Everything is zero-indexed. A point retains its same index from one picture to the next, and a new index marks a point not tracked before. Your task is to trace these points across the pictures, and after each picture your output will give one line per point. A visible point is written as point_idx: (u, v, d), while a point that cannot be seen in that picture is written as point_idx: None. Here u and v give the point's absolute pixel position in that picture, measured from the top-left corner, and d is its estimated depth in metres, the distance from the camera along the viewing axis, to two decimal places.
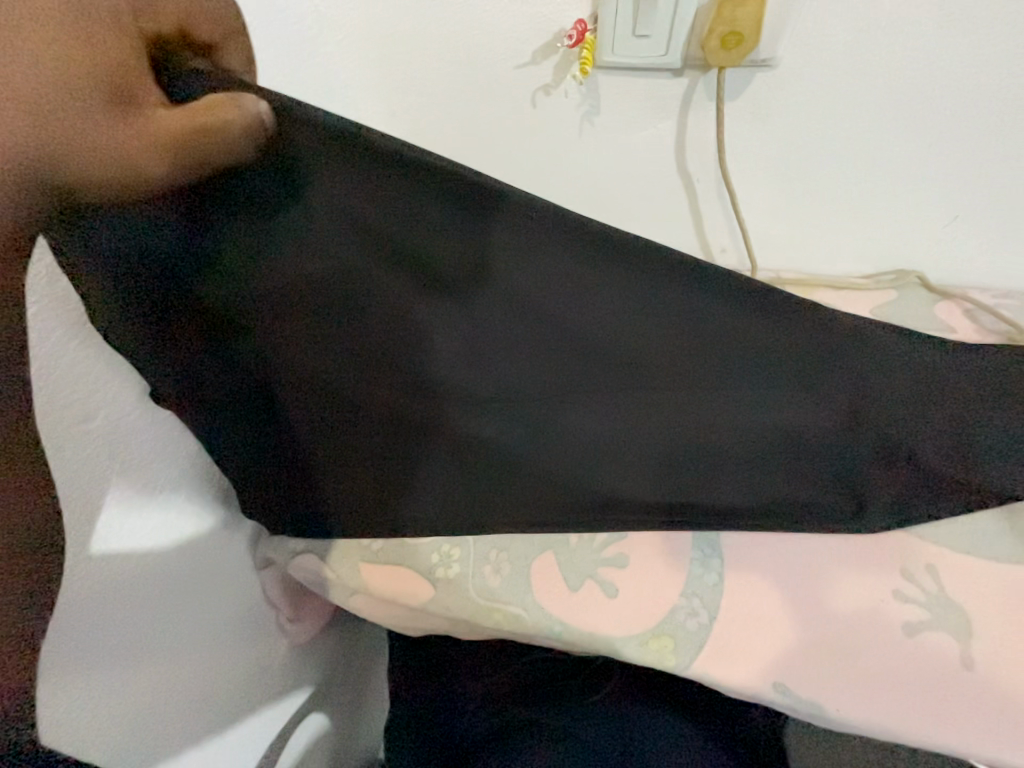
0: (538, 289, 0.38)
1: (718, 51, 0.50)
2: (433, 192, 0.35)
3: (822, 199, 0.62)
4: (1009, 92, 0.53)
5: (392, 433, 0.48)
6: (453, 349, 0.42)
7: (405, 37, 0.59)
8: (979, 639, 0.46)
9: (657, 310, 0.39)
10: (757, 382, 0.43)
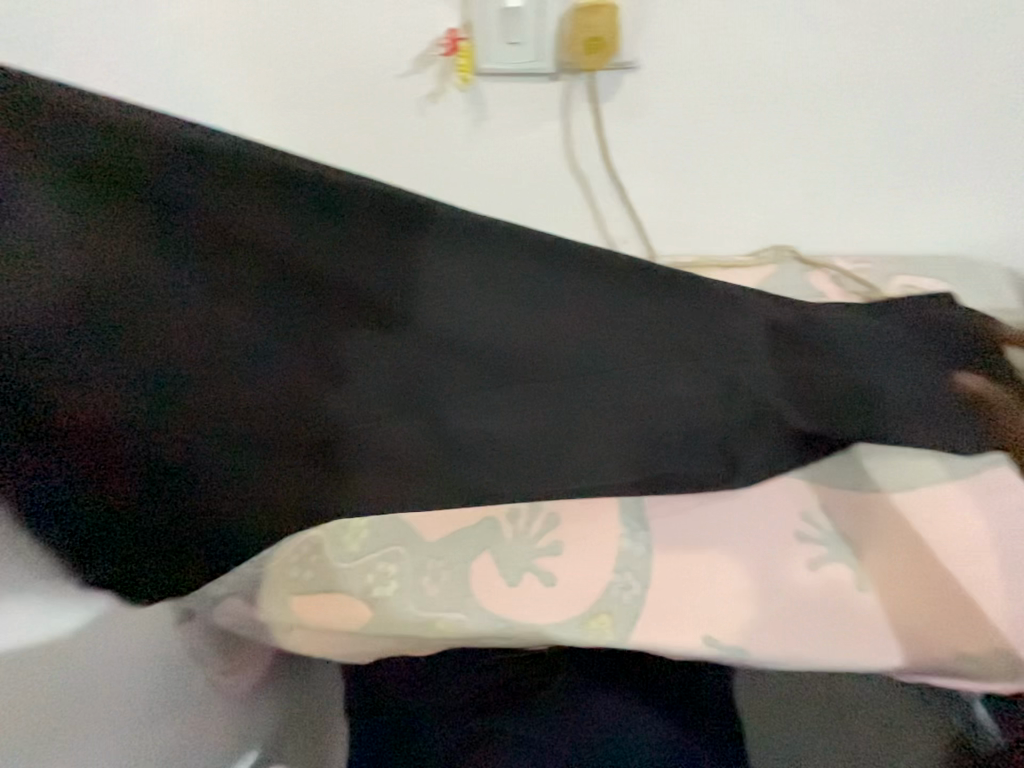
0: (433, 300, 0.39)
1: (584, 56, 0.53)
2: (318, 214, 0.36)
3: (699, 187, 0.67)
4: (840, 82, 0.59)
5: (284, 463, 0.44)
6: (335, 357, 0.41)
7: (284, 53, 0.62)
8: (870, 565, 0.52)
9: (548, 310, 0.40)
10: (660, 373, 0.44)
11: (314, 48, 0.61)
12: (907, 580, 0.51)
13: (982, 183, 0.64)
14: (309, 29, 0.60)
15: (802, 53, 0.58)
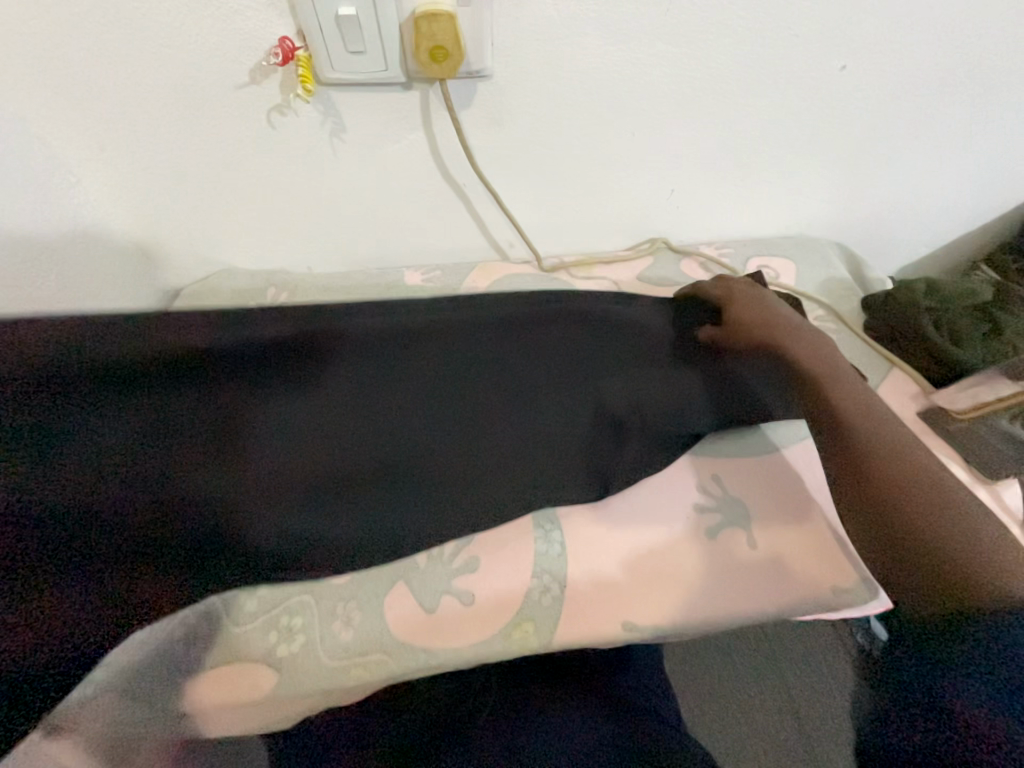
0: (348, 391, 0.57)
1: (431, 64, 0.52)
2: (263, 342, 0.56)
3: (572, 190, 0.70)
4: (691, 84, 0.60)
5: (213, 552, 0.48)
6: (274, 456, 0.52)
7: (91, 68, 0.53)
8: (759, 523, 0.57)
9: (431, 388, 0.58)
10: (504, 410, 0.58)
11: (129, 61, 0.53)
12: (789, 531, 0.56)
13: (822, 167, 0.70)
14: (117, 39, 0.51)
15: (652, 56, 0.57)
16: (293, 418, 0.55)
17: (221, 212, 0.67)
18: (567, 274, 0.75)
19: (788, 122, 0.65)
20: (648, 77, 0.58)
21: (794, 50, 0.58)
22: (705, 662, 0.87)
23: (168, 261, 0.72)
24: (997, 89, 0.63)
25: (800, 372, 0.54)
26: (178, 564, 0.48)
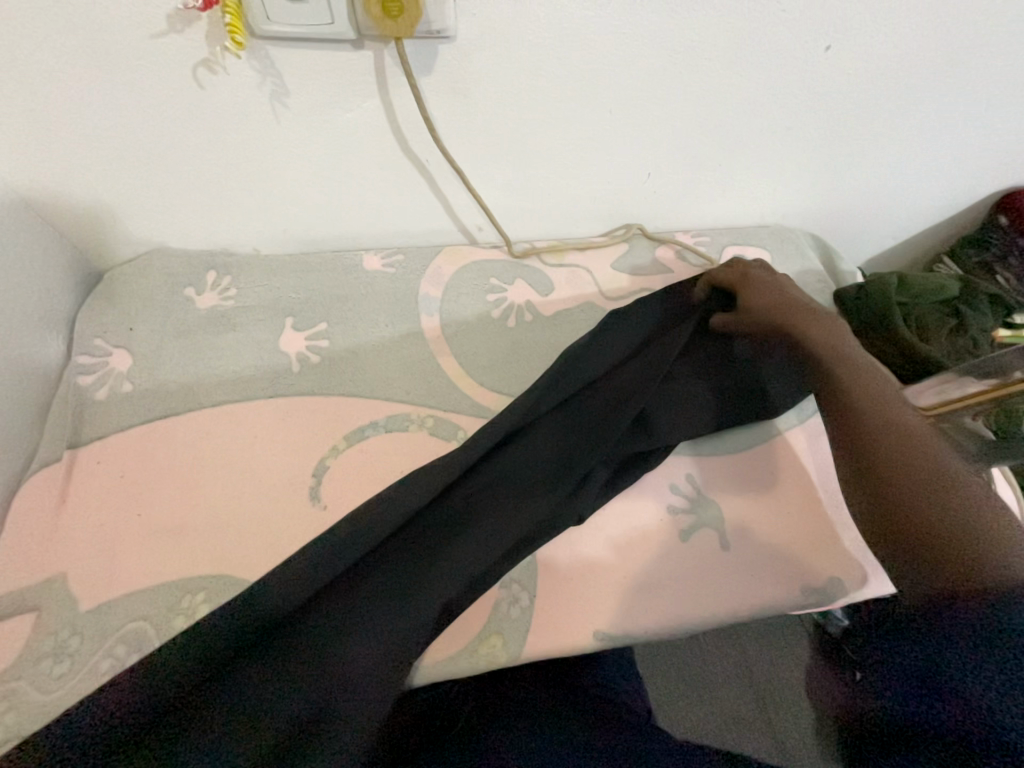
0: (471, 520, 0.51)
1: (384, 19, 0.46)
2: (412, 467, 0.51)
3: (544, 172, 0.65)
4: (674, 58, 0.55)
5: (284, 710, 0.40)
6: (372, 607, 0.45)
7: None
8: (731, 524, 0.56)
9: (512, 454, 0.54)
10: (543, 451, 0.55)
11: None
12: (760, 531, 0.56)
13: (802, 153, 0.68)
14: None
15: (632, 26, 0.52)
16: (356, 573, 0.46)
17: (148, 183, 0.59)
18: (539, 261, 0.71)
19: (772, 104, 0.61)
20: (627, 47, 0.54)
21: (782, 24, 0.54)
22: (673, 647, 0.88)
23: (88, 238, 0.63)
24: (978, 77, 0.62)
25: (807, 349, 0.54)
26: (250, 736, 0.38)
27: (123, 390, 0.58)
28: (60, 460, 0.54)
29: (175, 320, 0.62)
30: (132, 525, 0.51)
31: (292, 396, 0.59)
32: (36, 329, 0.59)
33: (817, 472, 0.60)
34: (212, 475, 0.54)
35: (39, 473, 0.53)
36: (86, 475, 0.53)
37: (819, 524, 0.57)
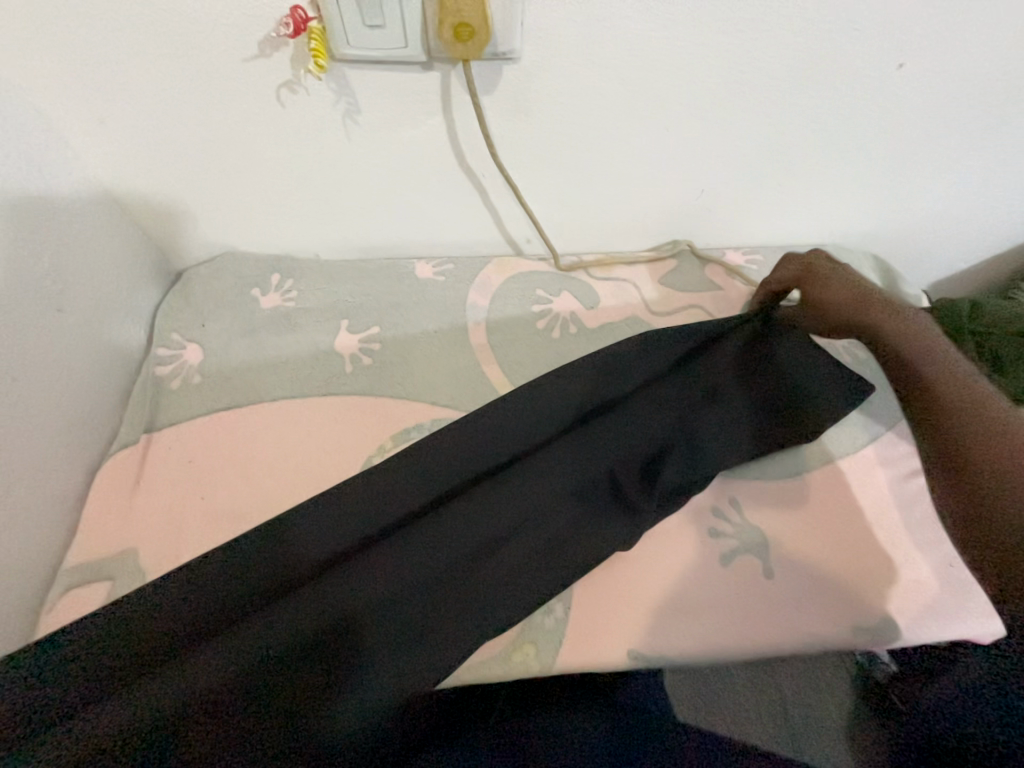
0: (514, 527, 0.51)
1: (455, 43, 0.48)
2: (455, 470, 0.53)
3: (596, 188, 0.66)
4: (736, 78, 0.55)
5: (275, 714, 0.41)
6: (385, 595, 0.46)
7: (91, 34, 0.49)
8: (777, 553, 0.54)
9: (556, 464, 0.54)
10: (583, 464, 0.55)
11: (131, 27, 0.49)
12: (807, 563, 0.54)
13: (867, 173, 0.66)
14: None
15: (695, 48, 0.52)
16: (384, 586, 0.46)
17: (227, 191, 0.64)
18: (586, 275, 0.72)
19: (839, 121, 0.60)
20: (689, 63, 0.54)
21: (853, 41, 0.53)
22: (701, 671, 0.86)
23: (170, 239, 0.69)
24: None
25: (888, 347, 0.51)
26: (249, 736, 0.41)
27: (193, 381, 0.62)
28: (135, 443, 0.59)
29: (241, 319, 0.67)
30: (196, 505, 0.55)
31: (345, 396, 0.62)
32: (122, 322, 0.64)
33: (872, 505, 0.57)
34: (268, 465, 0.57)
35: (119, 453, 0.58)
36: (158, 457, 0.58)
37: (879, 559, 0.54)
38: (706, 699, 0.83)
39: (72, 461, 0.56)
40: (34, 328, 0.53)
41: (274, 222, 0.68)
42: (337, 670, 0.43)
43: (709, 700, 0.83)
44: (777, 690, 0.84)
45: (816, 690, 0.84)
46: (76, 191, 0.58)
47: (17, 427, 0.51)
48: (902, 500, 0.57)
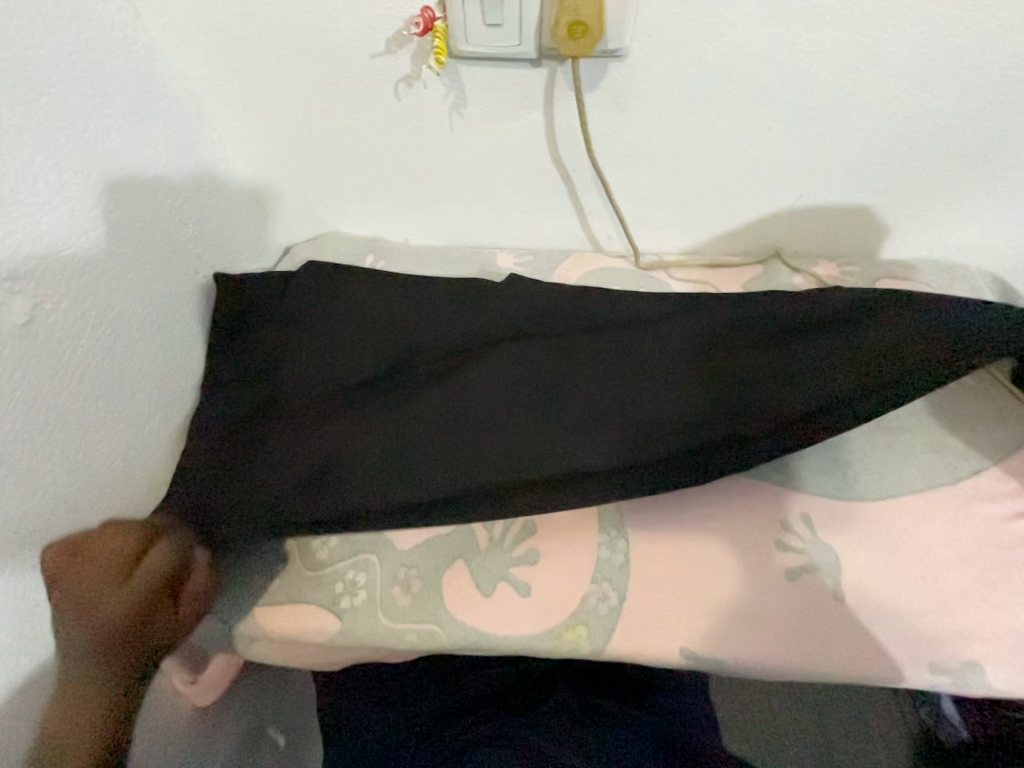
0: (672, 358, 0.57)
1: (567, 41, 0.50)
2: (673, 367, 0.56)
3: (687, 186, 0.66)
4: (843, 67, 0.55)
5: (323, 380, 0.60)
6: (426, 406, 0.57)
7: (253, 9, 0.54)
8: (850, 578, 0.51)
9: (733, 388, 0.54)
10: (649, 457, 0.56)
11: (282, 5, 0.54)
12: (882, 594, 0.51)
13: (985, 179, 0.63)
14: None
15: (815, 33, 0.52)
16: (475, 365, 0.59)
17: (332, 175, 0.69)
18: (666, 276, 0.71)
19: (950, 127, 0.59)
20: (809, 51, 0.54)
21: (980, 32, 0.52)
22: (747, 685, 0.86)
23: (281, 217, 0.74)
24: None
25: None
26: (197, 481, 0.56)
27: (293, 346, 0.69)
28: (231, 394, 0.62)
29: None
30: None
31: None
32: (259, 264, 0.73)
33: (964, 541, 0.53)
34: None
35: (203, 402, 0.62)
36: (255, 406, 0.60)
37: (970, 600, 0.50)
38: (746, 713, 0.84)
39: (151, 414, 0.57)
40: (147, 295, 0.57)
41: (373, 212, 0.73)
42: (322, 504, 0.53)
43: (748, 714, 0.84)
44: (822, 719, 0.83)
45: (864, 724, 0.82)
46: (214, 168, 0.64)
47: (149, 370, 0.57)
48: (1003, 540, 0.53)
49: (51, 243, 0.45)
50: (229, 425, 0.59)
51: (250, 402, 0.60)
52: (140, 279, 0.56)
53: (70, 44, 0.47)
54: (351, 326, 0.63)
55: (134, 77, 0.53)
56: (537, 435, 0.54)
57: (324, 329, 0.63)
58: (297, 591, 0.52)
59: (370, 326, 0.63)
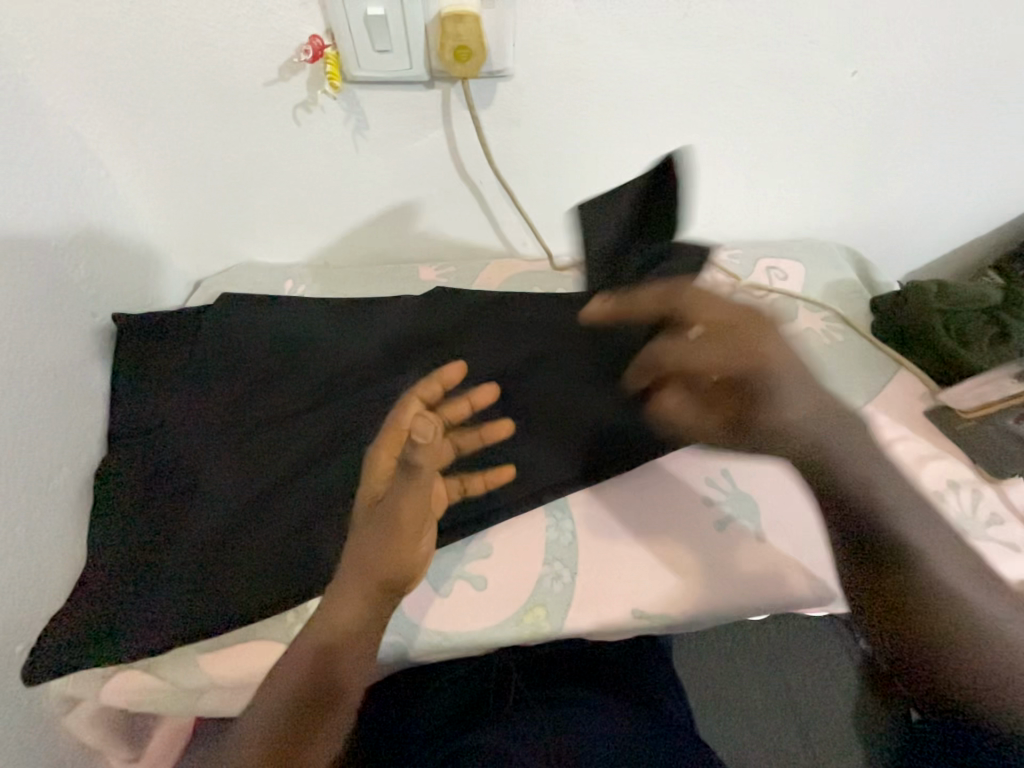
0: (594, 371, 0.62)
1: (454, 64, 0.54)
2: (590, 376, 0.62)
3: (585, 190, 0.72)
4: (697, 80, 0.63)
5: (256, 442, 0.56)
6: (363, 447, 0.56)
7: (131, 43, 0.53)
8: (768, 518, 0.57)
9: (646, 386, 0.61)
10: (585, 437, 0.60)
11: (164, 38, 0.53)
12: (796, 529, 0.57)
13: (828, 169, 0.74)
14: (164, 14, 0.52)
15: (669, 51, 0.60)
16: (409, 398, 0.60)
17: (239, 204, 0.67)
18: (579, 273, 0.76)
19: (790, 125, 0.69)
20: (669, 67, 0.62)
21: (803, 47, 0.62)
22: (707, 646, 0.92)
23: (186, 252, 0.71)
24: (982, 100, 0.68)
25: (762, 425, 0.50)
26: (111, 571, 0.50)
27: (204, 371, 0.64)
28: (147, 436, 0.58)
29: None
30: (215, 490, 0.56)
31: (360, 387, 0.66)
32: (163, 297, 0.70)
33: None
34: None
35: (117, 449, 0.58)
36: (175, 444, 0.57)
37: None
38: (709, 672, 0.90)
39: (53, 471, 0.53)
40: (36, 343, 0.52)
41: (287, 236, 0.72)
42: (263, 574, 0.50)
43: (711, 672, 0.90)
44: (773, 662, 0.91)
45: (810, 658, 0.91)
46: (105, 206, 0.61)
47: (46, 421, 0.53)
48: None
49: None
50: (149, 504, 0.53)
51: (172, 477, 0.55)
52: (23, 326, 0.51)
53: None
54: (274, 353, 0.62)
55: (1, 117, 0.50)
56: (485, 466, 0.56)
57: (252, 389, 0.60)
58: (245, 629, 0.49)
59: (294, 351, 0.63)
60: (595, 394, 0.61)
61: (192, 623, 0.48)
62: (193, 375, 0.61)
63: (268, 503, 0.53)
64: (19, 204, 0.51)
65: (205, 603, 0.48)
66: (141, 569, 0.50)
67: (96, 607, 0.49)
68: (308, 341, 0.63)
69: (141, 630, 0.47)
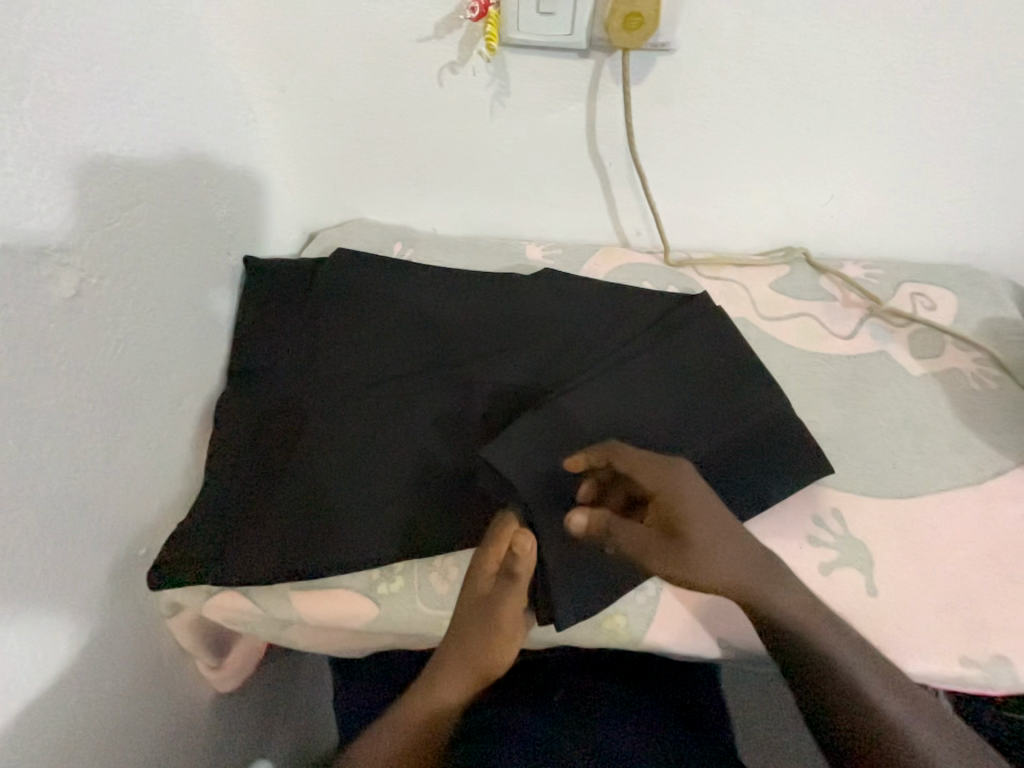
0: (707, 380, 0.58)
1: (621, 32, 0.51)
2: (702, 384, 0.58)
3: (719, 184, 0.66)
4: (883, 70, 0.55)
5: (358, 401, 0.57)
6: (462, 420, 0.56)
7: None
8: (881, 572, 0.52)
9: (765, 405, 0.56)
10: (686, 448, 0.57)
11: None
12: (913, 590, 0.51)
13: (1011, 188, 0.64)
14: None
15: (861, 33, 0.53)
16: (512, 379, 0.59)
17: (366, 161, 0.68)
18: (694, 272, 0.71)
19: (982, 133, 0.60)
20: (854, 53, 0.54)
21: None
22: (756, 683, 0.87)
23: (310, 204, 0.73)
24: None
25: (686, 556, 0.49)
26: (224, 498, 0.54)
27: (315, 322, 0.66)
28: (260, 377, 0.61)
29: None
30: None
31: None
32: (281, 245, 0.72)
33: (991, 540, 0.54)
34: None
35: (233, 385, 0.61)
36: (286, 390, 0.59)
37: (997, 596, 0.51)
38: (754, 708, 0.85)
39: (183, 396, 0.57)
40: (184, 274, 0.56)
41: (402, 199, 0.72)
42: (359, 527, 0.52)
43: (758, 710, 0.85)
44: None
45: None
46: (249, 151, 0.63)
47: (183, 349, 0.57)
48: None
49: (98, 212, 0.45)
50: (261, 443, 0.57)
51: (282, 419, 0.58)
52: (176, 256, 0.55)
53: (123, 15, 0.46)
54: (381, 315, 0.63)
55: (181, 55, 0.53)
56: None
57: (355, 347, 0.61)
58: (334, 576, 0.51)
59: (400, 315, 0.63)
60: (705, 403, 0.57)
61: (292, 560, 0.50)
62: (306, 326, 0.63)
63: (369, 461, 0.54)
64: (185, 140, 0.54)
65: (307, 545, 0.51)
66: (252, 500, 0.54)
67: (209, 529, 0.53)
68: (414, 307, 0.64)
69: (248, 557, 0.51)
